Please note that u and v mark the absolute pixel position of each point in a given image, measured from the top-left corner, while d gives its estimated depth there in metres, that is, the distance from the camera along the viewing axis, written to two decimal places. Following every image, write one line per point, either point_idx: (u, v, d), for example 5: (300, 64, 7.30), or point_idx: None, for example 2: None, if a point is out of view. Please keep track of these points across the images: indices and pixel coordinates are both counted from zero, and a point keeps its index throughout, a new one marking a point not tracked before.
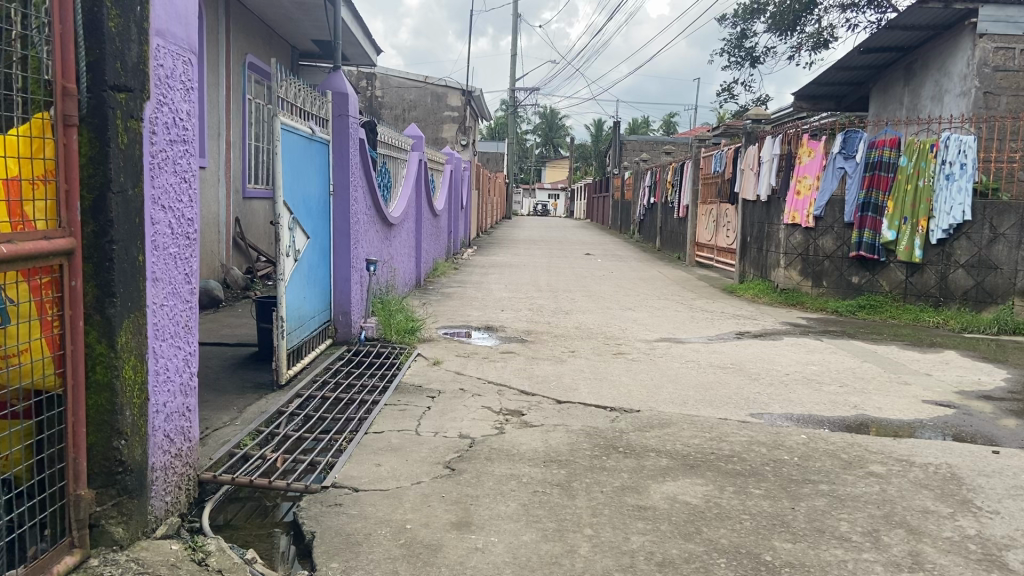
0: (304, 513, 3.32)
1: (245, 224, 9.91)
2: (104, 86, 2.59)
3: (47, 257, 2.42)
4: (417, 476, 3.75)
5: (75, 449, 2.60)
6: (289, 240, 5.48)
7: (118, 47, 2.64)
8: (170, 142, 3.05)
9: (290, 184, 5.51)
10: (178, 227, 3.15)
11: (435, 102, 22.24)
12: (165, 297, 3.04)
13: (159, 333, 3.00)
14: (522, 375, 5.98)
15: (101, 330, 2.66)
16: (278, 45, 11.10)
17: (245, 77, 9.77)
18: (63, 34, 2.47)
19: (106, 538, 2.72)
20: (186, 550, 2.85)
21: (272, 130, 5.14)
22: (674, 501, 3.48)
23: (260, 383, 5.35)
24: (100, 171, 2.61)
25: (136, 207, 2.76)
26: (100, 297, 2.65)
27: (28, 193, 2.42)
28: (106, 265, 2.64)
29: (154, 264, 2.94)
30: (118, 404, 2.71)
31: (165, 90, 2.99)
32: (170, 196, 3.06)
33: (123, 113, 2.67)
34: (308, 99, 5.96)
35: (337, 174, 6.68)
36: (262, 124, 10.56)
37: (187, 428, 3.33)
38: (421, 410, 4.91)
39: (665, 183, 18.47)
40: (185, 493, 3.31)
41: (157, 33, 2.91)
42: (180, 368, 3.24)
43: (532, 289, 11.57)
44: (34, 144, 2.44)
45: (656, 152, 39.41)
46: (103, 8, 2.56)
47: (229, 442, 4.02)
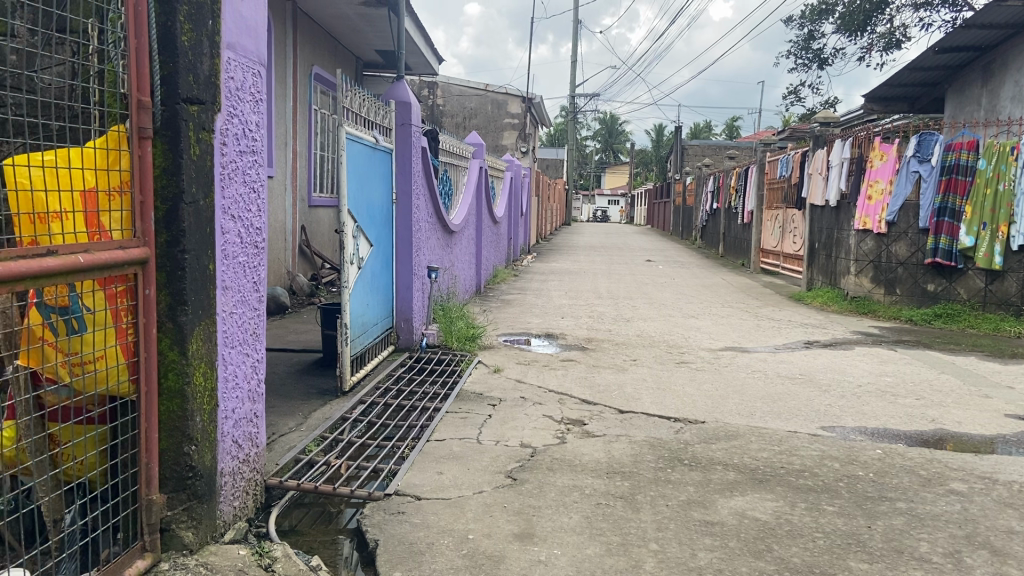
0: (367, 520, 3.32)
1: (310, 231, 10.10)
2: (177, 98, 2.64)
3: (122, 267, 2.48)
4: (479, 485, 3.73)
5: (148, 454, 2.65)
6: (353, 248, 5.54)
7: (191, 60, 2.69)
8: (239, 152, 3.10)
9: (355, 193, 5.57)
10: (247, 236, 3.21)
11: (495, 110, 22.42)
12: (234, 305, 3.09)
13: (228, 340, 3.06)
14: (584, 384, 5.91)
15: (173, 338, 2.71)
16: (344, 56, 11.30)
17: (311, 88, 9.97)
18: (139, 48, 2.52)
19: (176, 542, 2.77)
20: (253, 556, 2.87)
21: (338, 140, 5.21)
22: (743, 516, 3.38)
23: (324, 390, 5.42)
24: (172, 182, 2.66)
25: (206, 217, 2.82)
26: (172, 305, 2.70)
27: (106, 204, 2.53)
28: (178, 274, 2.69)
29: (224, 272, 2.99)
30: (189, 410, 2.76)
31: (235, 102, 3.04)
32: (240, 205, 3.12)
33: (195, 124, 2.73)
34: (371, 108, 6.02)
35: (399, 182, 6.74)
36: (327, 134, 10.77)
37: (255, 434, 3.38)
38: (482, 418, 4.90)
39: (729, 188, 18.14)
40: (252, 497, 3.36)
41: (228, 46, 2.97)
42: (249, 375, 3.29)
43: (593, 296, 11.50)
44: (111, 156, 2.55)
45: (719, 156, 38.75)
46: (176, 21, 2.60)
47: (295, 448, 4.07)
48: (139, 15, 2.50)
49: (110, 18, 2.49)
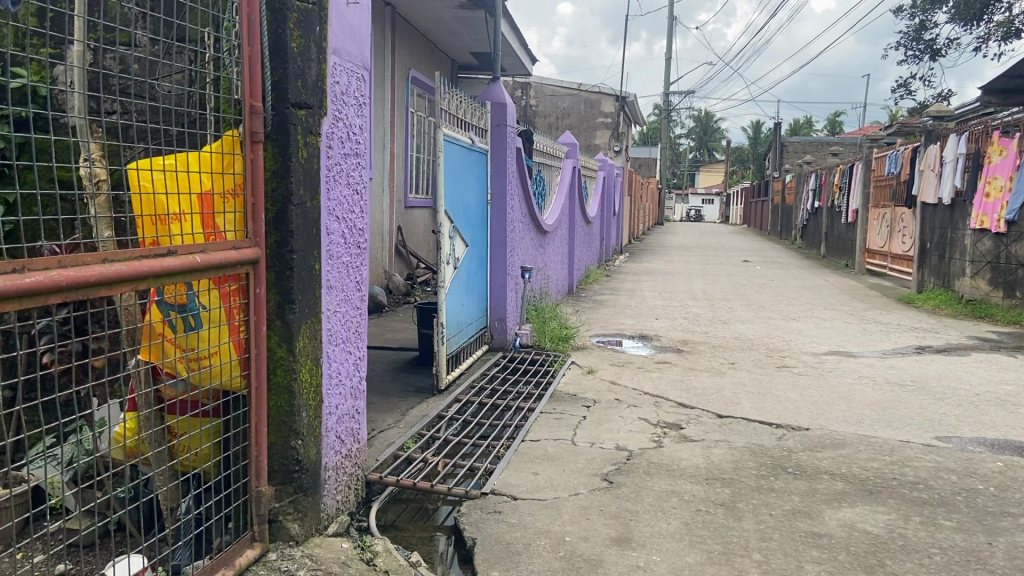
0: (465, 518, 3.35)
1: (406, 232, 10.29)
2: (286, 103, 2.72)
3: (236, 266, 2.58)
4: (575, 487, 3.71)
5: (258, 447, 2.75)
6: (449, 248, 5.61)
7: (300, 66, 2.77)
8: (344, 155, 3.18)
9: (451, 194, 5.64)
10: (350, 237, 3.29)
11: (588, 109, 22.32)
12: (338, 304, 3.17)
13: (332, 338, 3.14)
14: (680, 387, 5.80)
15: (282, 336, 2.81)
16: (439, 59, 11.47)
17: (408, 90, 10.16)
18: (252, 56, 2.61)
19: (284, 533, 2.86)
20: (355, 549, 2.94)
21: (435, 141, 5.29)
22: (852, 529, 3.24)
23: (420, 388, 5.51)
24: (282, 184, 2.75)
25: (314, 218, 2.90)
26: (281, 304, 2.80)
27: (220, 206, 2.64)
28: (286, 274, 2.78)
29: (329, 272, 3.08)
30: (296, 406, 2.85)
31: (340, 106, 3.12)
32: (344, 206, 3.20)
33: (303, 128, 2.81)
34: (468, 109, 6.07)
35: (495, 183, 6.78)
36: (423, 136, 10.96)
37: (357, 431, 3.45)
38: (577, 420, 4.87)
39: (832, 186, 17.49)
40: (354, 492, 3.43)
41: (334, 51, 3.04)
42: (351, 372, 3.37)
43: (688, 297, 11.28)
44: (225, 160, 2.65)
45: (821, 153, 37.39)
46: (286, 29, 2.69)
47: (393, 444, 4.15)
48: (253, 23, 2.58)
49: (225, 27, 2.58)
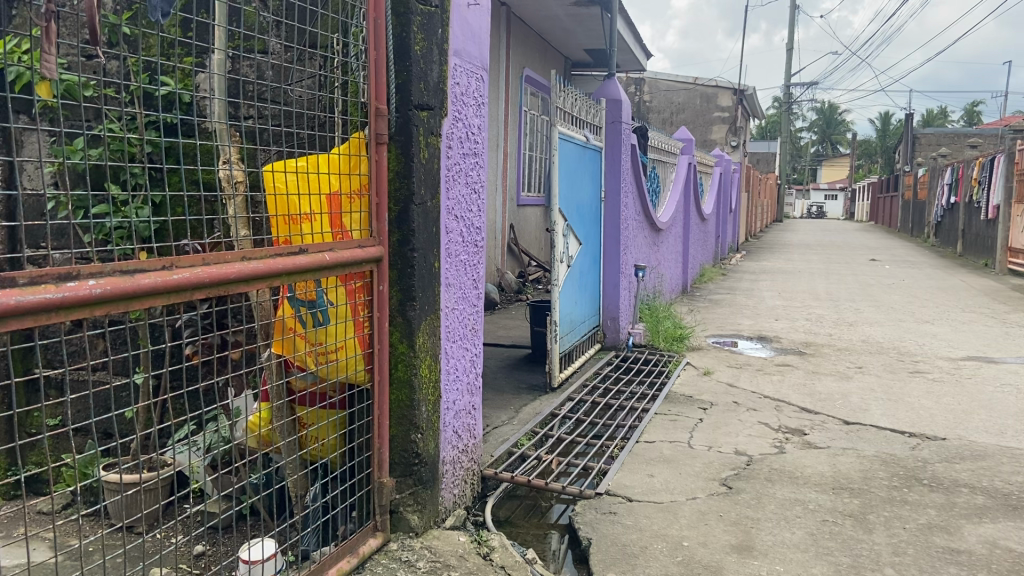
0: (580, 517, 3.34)
1: (518, 230, 10.38)
2: (409, 105, 2.78)
3: (361, 263, 2.66)
4: (693, 491, 3.63)
5: (380, 439, 2.83)
6: (563, 246, 5.60)
7: (422, 68, 2.83)
8: (463, 155, 3.23)
9: (566, 192, 5.63)
10: (468, 236, 3.33)
11: (705, 104, 21.81)
12: (455, 302, 3.23)
13: (450, 335, 3.20)
14: (803, 391, 5.58)
15: (403, 331, 2.88)
16: (553, 57, 11.49)
17: (522, 89, 10.23)
18: (377, 60, 2.69)
19: (404, 524, 2.94)
20: (472, 543, 2.99)
21: (549, 140, 5.29)
22: (995, 546, 3.03)
23: (534, 385, 5.53)
24: (404, 184, 2.82)
25: (433, 217, 2.96)
26: (402, 300, 2.87)
27: (348, 206, 2.74)
28: (408, 272, 2.85)
29: (448, 270, 3.13)
30: (416, 400, 2.91)
31: (460, 107, 3.16)
32: (462, 206, 3.24)
33: (424, 130, 2.87)
34: (583, 107, 6.05)
35: (609, 180, 6.73)
36: (536, 134, 11.02)
37: (473, 426, 3.50)
38: (693, 422, 4.77)
39: (970, 180, 16.39)
40: (470, 486, 3.49)
41: (455, 53, 3.09)
42: (468, 368, 3.42)
43: (810, 297, 10.84)
44: (352, 161, 2.75)
45: (957, 145, 35.11)
46: (410, 33, 2.75)
47: (508, 441, 4.19)
48: (378, 28, 2.65)
49: (353, 32, 2.71)
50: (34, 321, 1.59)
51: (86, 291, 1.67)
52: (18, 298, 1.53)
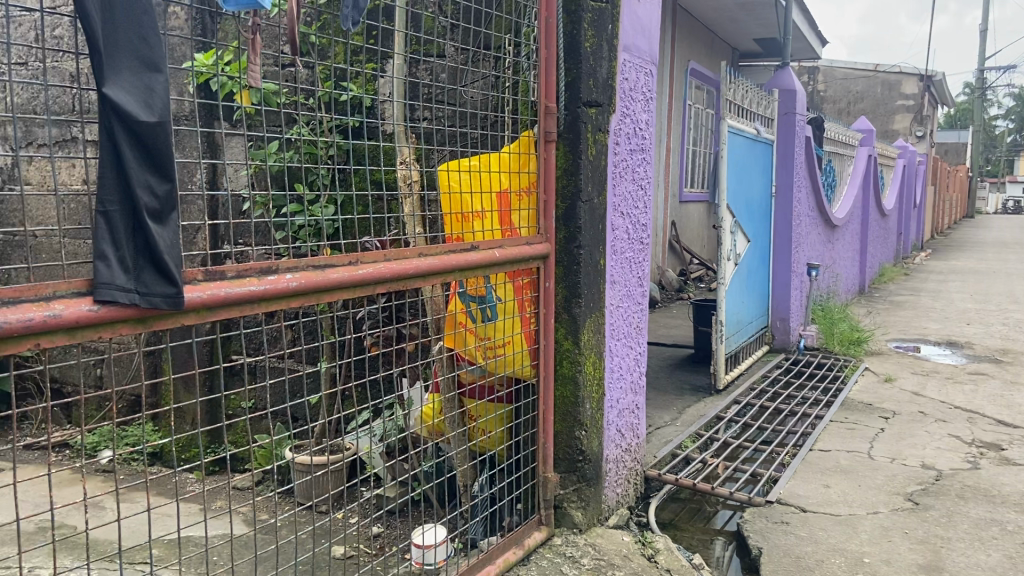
0: (749, 525, 3.22)
1: (681, 227, 10.17)
2: (578, 102, 2.79)
3: (529, 261, 2.72)
4: (873, 505, 3.40)
5: (545, 434, 2.88)
6: (730, 243, 5.42)
7: (593, 65, 2.82)
8: (631, 151, 3.19)
9: (734, 187, 5.45)
10: (634, 233, 3.29)
11: (886, 92, 20.37)
12: (620, 299, 3.20)
13: (615, 332, 3.17)
14: (1000, 403, 5.08)
15: (568, 328, 2.89)
16: (720, 49, 11.15)
17: (687, 83, 10.00)
18: (548, 58, 2.76)
19: (567, 520, 2.96)
20: (637, 544, 2.95)
21: (718, 133, 5.14)
22: None
23: (697, 387, 5.40)
24: (572, 181, 2.83)
25: (600, 214, 2.95)
26: (568, 297, 2.88)
27: (516, 204, 2.81)
28: (574, 269, 2.86)
29: (613, 267, 3.11)
30: (581, 397, 2.92)
31: (629, 102, 3.13)
32: (628, 202, 3.20)
33: (593, 126, 2.86)
34: (754, 98, 5.83)
35: (780, 174, 6.45)
36: (701, 129, 10.75)
37: (636, 425, 3.46)
38: (873, 431, 4.47)
39: None
40: (634, 487, 3.45)
41: (624, 48, 3.07)
42: (632, 367, 3.38)
43: (1009, 300, 9.86)
44: (522, 159, 2.81)
45: None
46: (581, 29, 2.76)
47: (672, 442, 4.11)
48: (550, 27, 2.73)
49: (525, 32, 2.77)
50: (241, 311, 1.72)
51: (284, 284, 1.80)
52: (227, 289, 1.66)
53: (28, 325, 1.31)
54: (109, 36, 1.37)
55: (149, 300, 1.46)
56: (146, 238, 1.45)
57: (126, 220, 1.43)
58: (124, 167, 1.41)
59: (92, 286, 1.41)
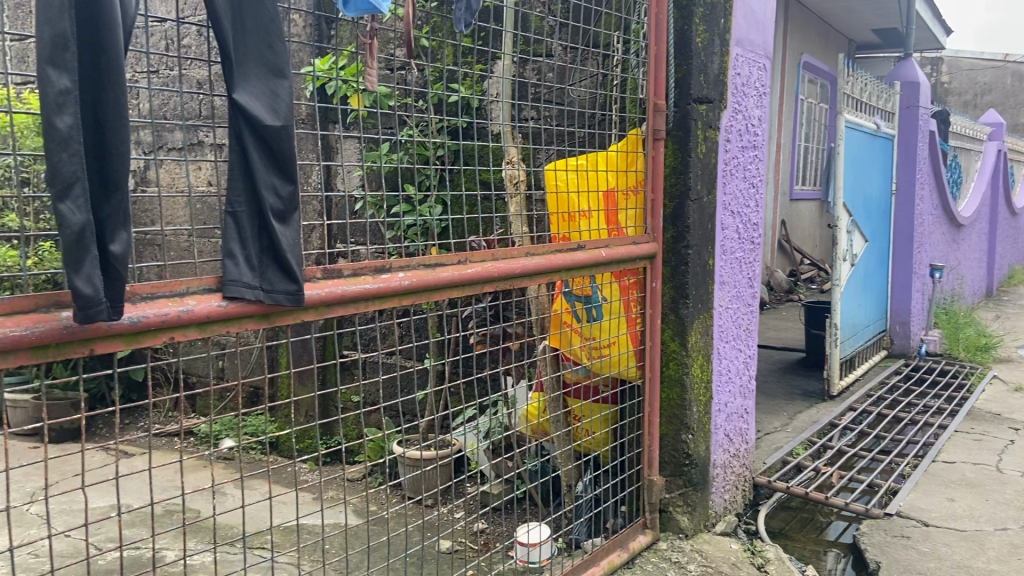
0: (865, 537, 3.07)
1: (791, 226, 9.82)
2: (688, 99, 2.75)
3: (635, 261, 2.68)
4: (1003, 522, 3.19)
5: (650, 437, 2.83)
6: (847, 243, 5.19)
7: (703, 60, 2.77)
8: (742, 148, 3.10)
9: (851, 184, 5.21)
10: (744, 232, 3.20)
11: (1018, 83, 19.05)
12: (729, 300, 3.11)
13: (723, 334, 3.09)
14: None
15: (675, 329, 2.85)
16: (835, 41, 10.71)
17: (800, 77, 9.65)
18: (657, 55, 2.70)
19: (673, 525, 2.92)
20: (745, 552, 2.87)
21: (834, 128, 4.93)
22: None
23: (809, 392, 5.20)
24: (681, 180, 2.78)
25: (710, 213, 2.88)
26: (676, 297, 2.84)
27: (623, 203, 2.79)
28: (681, 268, 2.81)
29: (722, 268, 3.03)
30: (687, 400, 2.87)
31: (740, 97, 3.04)
32: (739, 201, 3.12)
33: (703, 123, 2.80)
34: (874, 92, 5.57)
35: (901, 171, 6.13)
36: (814, 124, 10.35)
37: (745, 430, 3.36)
38: (1002, 444, 4.19)
39: None
40: (742, 493, 3.36)
41: (737, 42, 2.98)
42: (741, 370, 3.29)
43: None
44: (629, 157, 2.77)
45: None
46: (692, 25, 2.71)
47: (782, 448, 3.97)
48: (661, 22, 2.67)
49: (635, 29, 2.73)
50: (357, 308, 1.77)
51: (397, 282, 1.84)
52: (344, 287, 1.72)
53: (165, 319, 1.39)
54: (239, 45, 1.44)
55: (272, 297, 1.53)
56: (270, 238, 1.51)
57: (253, 220, 1.51)
58: (251, 170, 1.49)
59: (222, 283, 1.50)
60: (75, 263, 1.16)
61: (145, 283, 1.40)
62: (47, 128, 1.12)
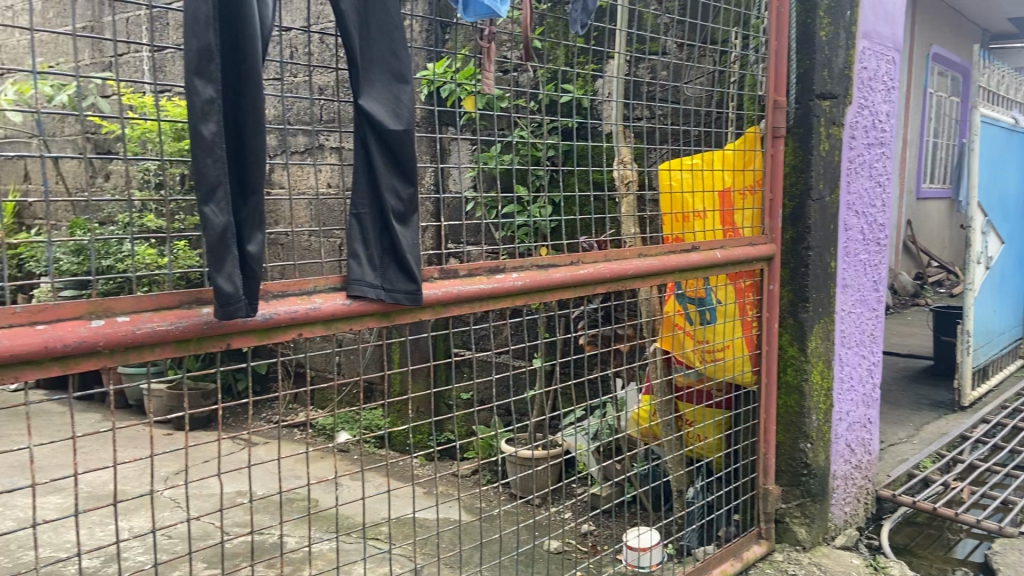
0: (1001, 558, 2.87)
1: (917, 227, 9.31)
2: (811, 94, 2.65)
3: (753, 261, 2.61)
4: None
5: (766, 444, 2.76)
6: (982, 245, 4.87)
7: (827, 55, 2.66)
8: (868, 145, 2.96)
9: (987, 182, 4.89)
10: (869, 233, 3.05)
11: None
12: (853, 304, 2.98)
13: (845, 340, 2.96)
14: None
15: (794, 334, 2.76)
16: (967, 31, 10.08)
17: (928, 70, 9.13)
18: (778, 50, 2.67)
19: (790, 536, 2.82)
20: (867, 568, 2.74)
21: (968, 123, 4.63)
22: None
23: (937, 402, 4.90)
24: (801, 178, 2.69)
25: (832, 214, 2.77)
26: (795, 301, 2.75)
27: (740, 203, 2.72)
28: (801, 270, 2.72)
29: (845, 270, 2.90)
30: (806, 407, 2.77)
31: (867, 92, 2.90)
32: (864, 201, 2.97)
33: (826, 120, 2.69)
34: (1013, 84, 5.20)
35: None
36: (943, 119, 9.77)
37: (868, 441, 3.20)
38: None
39: None
40: (864, 506, 3.20)
41: (864, 35, 2.85)
42: (864, 378, 3.13)
43: None
44: (747, 156, 2.71)
45: None
46: (816, 18, 2.64)
47: (907, 461, 3.77)
48: (781, 17, 2.65)
49: (754, 24, 2.68)
50: (472, 308, 1.80)
51: (510, 283, 1.86)
52: (460, 288, 1.75)
53: (294, 316, 1.46)
54: (365, 51, 1.50)
55: (393, 296, 1.58)
56: (392, 238, 1.56)
57: (376, 221, 1.56)
58: (374, 173, 1.54)
59: (346, 282, 1.56)
60: (217, 262, 1.23)
61: (276, 281, 1.47)
62: (193, 135, 1.20)
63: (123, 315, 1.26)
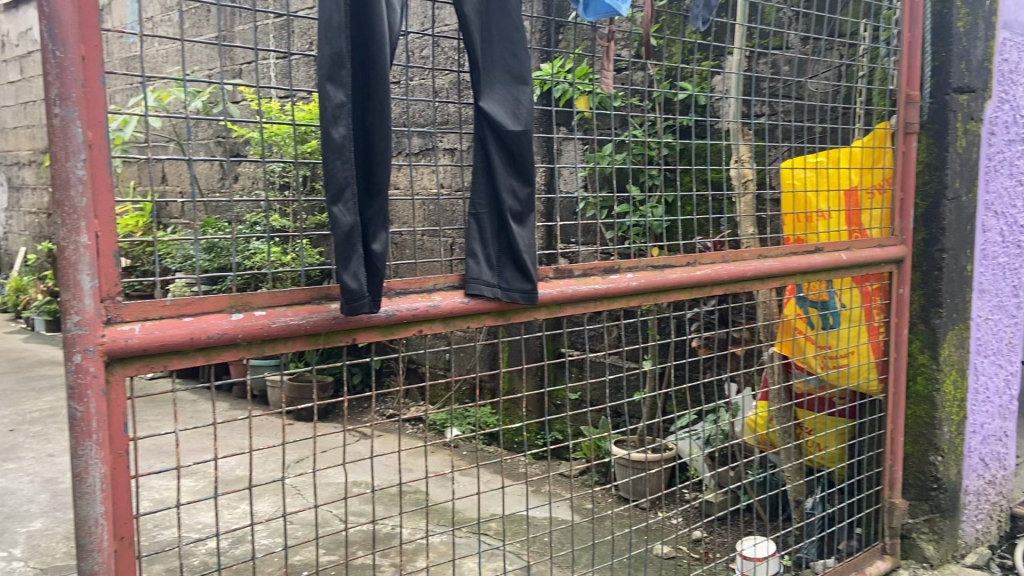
0: None
1: None
2: (947, 89, 2.54)
3: (881, 264, 2.49)
4: None
5: (892, 455, 2.63)
6: None
7: (965, 47, 2.54)
8: (1009, 142, 2.77)
9: None
10: (1009, 235, 2.85)
11: None
12: (991, 310, 2.79)
13: (982, 348, 2.78)
14: None
15: (925, 340, 2.63)
16: None
17: None
18: (911, 42, 2.52)
19: (916, 552, 2.69)
20: None
21: None
22: None
23: None
24: (936, 177, 2.57)
25: (969, 214, 2.62)
26: (927, 306, 2.61)
27: (867, 202, 2.58)
28: (934, 274, 2.59)
29: (982, 274, 2.72)
30: (937, 418, 2.63)
31: (1008, 85, 2.72)
32: (1004, 200, 2.78)
33: (963, 115, 2.56)
34: None
35: None
36: None
37: (1004, 455, 2.99)
38: None
39: None
40: (997, 524, 3.00)
41: (1005, 25, 2.67)
42: (1001, 389, 2.93)
43: None
44: (876, 153, 2.57)
45: None
46: (952, 8, 2.51)
47: None
48: (915, 6, 2.49)
49: (885, 15, 2.56)
50: (586, 308, 1.80)
51: (626, 283, 1.84)
52: (575, 287, 1.74)
53: (415, 313, 1.49)
54: (486, 53, 1.52)
55: (508, 295, 1.59)
56: (508, 238, 1.58)
57: (494, 221, 1.58)
58: (493, 174, 1.56)
59: (464, 281, 1.59)
60: (344, 260, 1.28)
61: (400, 279, 1.52)
62: (324, 139, 1.25)
63: (260, 309, 1.32)
